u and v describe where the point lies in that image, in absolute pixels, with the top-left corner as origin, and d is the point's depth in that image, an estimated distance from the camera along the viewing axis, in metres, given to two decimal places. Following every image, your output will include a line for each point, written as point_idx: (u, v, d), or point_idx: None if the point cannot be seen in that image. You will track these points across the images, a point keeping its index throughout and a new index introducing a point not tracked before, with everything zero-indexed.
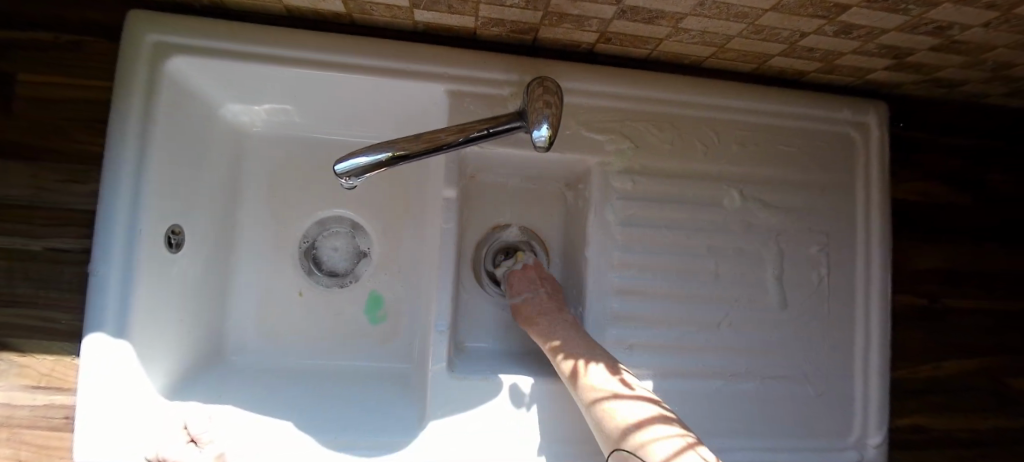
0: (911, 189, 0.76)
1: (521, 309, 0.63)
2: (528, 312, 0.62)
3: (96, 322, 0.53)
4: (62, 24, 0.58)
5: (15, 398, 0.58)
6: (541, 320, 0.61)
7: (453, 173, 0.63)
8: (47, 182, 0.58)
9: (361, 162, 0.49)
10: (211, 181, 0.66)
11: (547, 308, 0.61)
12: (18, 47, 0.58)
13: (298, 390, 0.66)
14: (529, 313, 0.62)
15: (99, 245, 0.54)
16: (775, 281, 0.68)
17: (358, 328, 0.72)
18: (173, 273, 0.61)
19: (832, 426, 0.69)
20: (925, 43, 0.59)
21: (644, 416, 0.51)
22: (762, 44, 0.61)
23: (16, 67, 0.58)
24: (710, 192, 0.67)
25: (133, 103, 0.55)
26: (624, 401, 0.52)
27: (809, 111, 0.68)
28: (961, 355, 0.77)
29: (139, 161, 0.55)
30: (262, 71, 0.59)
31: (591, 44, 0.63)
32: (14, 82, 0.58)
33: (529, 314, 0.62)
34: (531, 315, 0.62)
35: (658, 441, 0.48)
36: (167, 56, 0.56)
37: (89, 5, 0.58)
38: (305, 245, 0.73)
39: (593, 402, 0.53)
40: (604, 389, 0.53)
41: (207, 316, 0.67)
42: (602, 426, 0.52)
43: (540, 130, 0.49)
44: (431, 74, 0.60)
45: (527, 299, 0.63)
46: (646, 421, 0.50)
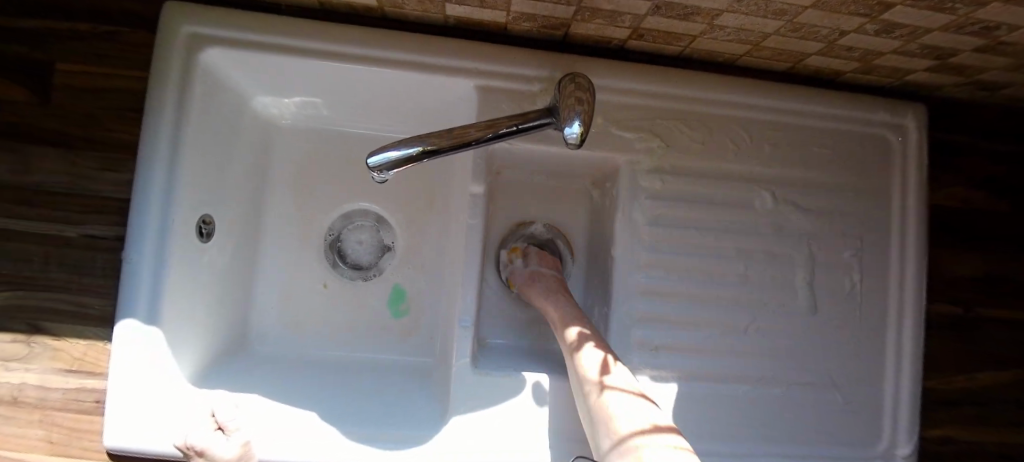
0: (947, 194, 0.74)
1: (526, 292, 0.63)
2: (533, 293, 0.62)
3: (129, 309, 0.54)
4: (101, 15, 0.59)
5: (49, 380, 0.59)
6: (545, 303, 0.60)
7: (480, 169, 0.63)
8: (83, 169, 0.59)
9: (393, 156, 0.48)
10: (241, 172, 0.67)
11: (553, 292, 0.61)
12: (59, 37, 0.59)
13: (321, 380, 0.67)
14: (535, 295, 0.62)
15: (133, 234, 0.55)
16: (806, 285, 0.67)
17: (381, 321, 0.72)
18: (203, 263, 0.61)
19: (860, 434, 0.67)
20: (970, 43, 0.57)
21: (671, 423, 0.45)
22: (799, 42, 0.59)
23: (56, 57, 0.59)
24: (740, 193, 0.66)
25: (168, 93, 0.56)
26: (641, 402, 0.48)
27: (845, 112, 0.67)
28: (996, 367, 0.74)
29: (171, 151, 0.56)
30: (293, 63, 0.59)
31: (622, 41, 0.62)
32: (54, 71, 0.59)
33: (534, 295, 0.62)
34: (535, 295, 0.62)
35: (659, 442, 0.42)
36: (202, 47, 0.57)
37: None
38: (330, 237, 0.73)
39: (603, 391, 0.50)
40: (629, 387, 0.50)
41: (235, 305, 0.68)
42: (602, 418, 0.48)
43: (572, 127, 0.48)
44: (461, 68, 0.60)
45: (532, 283, 0.63)
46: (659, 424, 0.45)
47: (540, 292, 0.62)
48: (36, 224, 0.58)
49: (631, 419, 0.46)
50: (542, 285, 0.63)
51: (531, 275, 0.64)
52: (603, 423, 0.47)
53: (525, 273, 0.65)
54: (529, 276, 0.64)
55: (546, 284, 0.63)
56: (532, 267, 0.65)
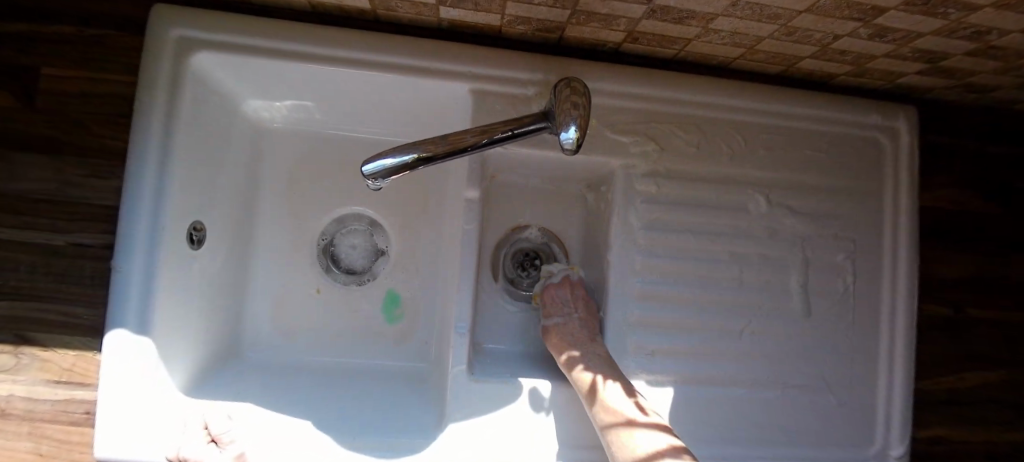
0: (937, 196, 0.75)
1: (553, 333, 0.62)
2: (559, 339, 0.61)
3: (120, 318, 0.53)
4: (88, 16, 0.57)
5: (38, 392, 0.58)
6: (571, 349, 0.59)
7: (475, 174, 0.62)
8: (72, 176, 0.58)
9: (388, 164, 0.48)
10: (231, 178, 0.66)
11: (579, 339, 0.60)
12: (43, 40, 0.58)
13: (315, 388, 0.66)
14: (560, 341, 0.61)
15: (123, 241, 0.54)
16: (800, 288, 0.67)
17: (376, 326, 0.72)
18: (194, 270, 0.60)
19: (854, 435, 0.68)
20: (961, 47, 0.58)
21: (657, 446, 0.49)
22: (793, 46, 0.59)
23: (40, 60, 0.58)
24: (734, 196, 0.66)
25: (156, 98, 0.55)
26: (632, 427, 0.52)
27: (837, 115, 0.67)
28: (985, 366, 0.75)
29: (161, 158, 0.55)
30: (286, 68, 0.58)
31: (616, 44, 0.62)
32: (38, 74, 0.58)
33: (560, 342, 0.61)
34: (561, 343, 0.61)
35: None
36: (193, 52, 0.56)
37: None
38: (323, 242, 0.73)
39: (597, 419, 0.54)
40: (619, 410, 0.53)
41: (226, 312, 0.67)
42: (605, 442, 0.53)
43: (567, 132, 0.48)
44: (455, 71, 0.59)
45: (558, 324, 0.62)
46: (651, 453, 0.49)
47: (565, 339, 0.60)
48: (23, 232, 0.57)
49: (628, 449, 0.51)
50: (568, 327, 0.61)
51: (555, 315, 0.63)
52: (609, 445, 0.53)
53: (548, 311, 0.63)
54: (553, 317, 0.63)
55: (572, 325, 0.61)
56: (556, 306, 0.63)
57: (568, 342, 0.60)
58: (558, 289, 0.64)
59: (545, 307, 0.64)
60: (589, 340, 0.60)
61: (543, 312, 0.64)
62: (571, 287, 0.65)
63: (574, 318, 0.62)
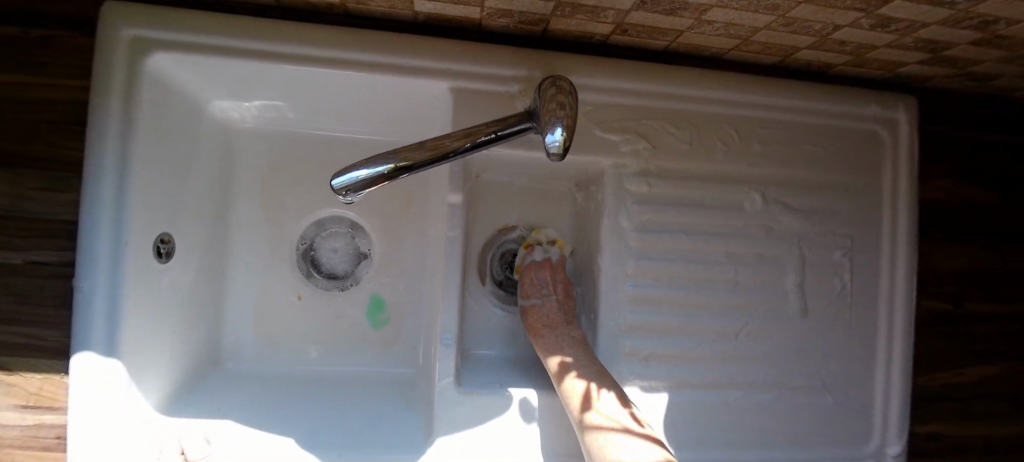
0: (936, 188, 0.73)
1: (529, 313, 0.63)
2: (535, 319, 0.62)
3: (85, 339, 0.50)
4: (40, 20, 0.55)
5: (6, 418, 0.56)
6: (547, 333, 0.60)
7: (458, 177, 0.59)
8: (27, 190, 0.56)
9: (362, 176, 0.44)
10: (200, 184, 0.62)
11: (555, 321, 0.61)
12: None
13: (297, 399, 0.64)
14: (536, 322, 0.62)
15: (84, 261, 0.50)
16: (797, 288, 0.66)
17: (360, 332, 0.70)
18: (163, 285, 0.58)
19: (849, 436, 0.67)
20: (966, 37, 0.55)
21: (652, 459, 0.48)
22: (790, 37, 0.56)
23: None
24: (729, 194, 0.64)
25: (112, 104, 0.51)
26: (628, 440, 0.50)
27: (836, 107, 0.64)
28: (981, 361, 0.75)
29: (121, 168, 0.51)
30: (254, 67, 0.54)
31: (604, 36, 0.58)
32: None
33: (536, 324, 0.62)
34: (537, 324, 0.62)
35: None
36: (148, 52, 0.52)
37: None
38: (303, 247, 0.70)
39: (591, 430, 0.52)
40: (613, 421, 0.52)
41: (203, 324, 0.65)
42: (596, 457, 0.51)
43: (553, 134, 0.44)
44: (434, 68, 0.56)
45: (535, 305, 0.62)
46: None
47: (541, 321, 0.61)
48: None
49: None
50: (545, 309, 0.62)
51: (533, 296, 0.63)
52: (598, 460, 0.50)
53: (526, 290, 0.63)
54: (531, 298, 0.63)
55: (550, 307, 0.62)
56: (534, 286, 0.63)
57: (542, 324, 0.61)
58: (538, 271, 0.64)
59: (523, 286, 0.64)
60: (564, 323, 0.61)
61: (521, 290, 0.64)
62: (552, 268, 0.64)
63: (552, 300, 0.62)
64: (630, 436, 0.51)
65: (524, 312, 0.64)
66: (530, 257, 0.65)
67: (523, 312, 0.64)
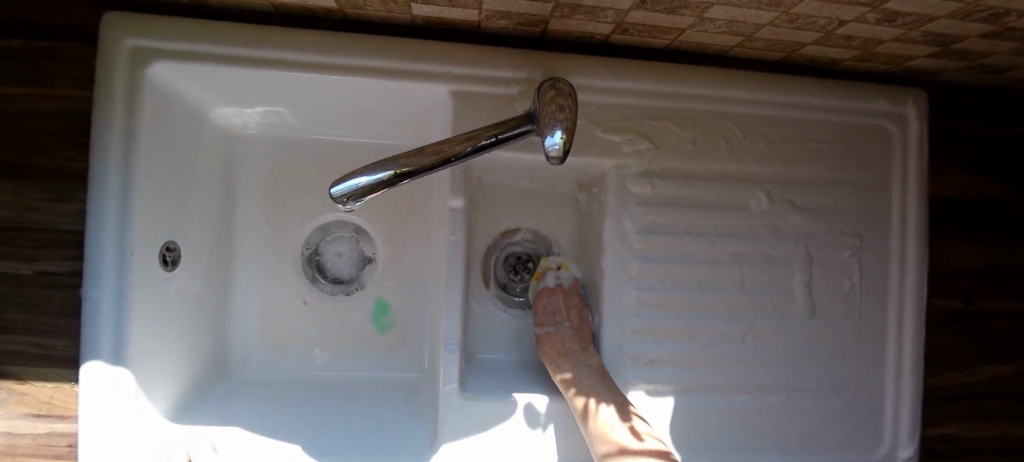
0: (946, 184, 0.72)
1: (543, 341, 0.63)
2: (549, 348, 0.62)
3: (94, 347, 0.51)
4: (49, 34, 0.57)
5: (18, 426, 0.59)
6: (562, 359, 0.60)
7: (459, 181, 0.59)
8: (33, 201, 0.57)
9: (362, 183, 0.44)
10: (204, 191, 0.63)
11: (570, 348, 0.60)
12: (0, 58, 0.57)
13: (304, 405, 0.65)
14: (551, 349, 0.61)
15: (91, 270, 0.51)
16: (804, 287, 0.65)
17: (366, 337, 0.70)
18: (169, 292, 0.58)
19: (860, 437, 0.66)
20: (976, 30, 0.53)
21: None
22: (795, 33, 0.55)
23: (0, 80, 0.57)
24: (734, 193, 0.63)
25: (116, 115, 0.52)
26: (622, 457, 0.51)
27: (843, 102, 0.63)
28: (995, 359, 0.74)
29: (125, 178, 0.52)
30: (254, 75, 0.55)
31: (604, 36, 0.58)
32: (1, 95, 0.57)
33: (551, 351, 0.61)
34: (552, 351, 0.61)
35: None
36: (149, 62, 0.52)
37: (71, 9, 0.57)
38: (308, 251, 0.70)
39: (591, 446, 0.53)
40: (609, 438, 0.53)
41: (210, 329, 0.66)
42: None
43: (553, 137, 0.44)
44: (433, 73, 0.55)
45: (549, 332, 0.63)
46: None
47: (556, 349, 0.61)
48: None
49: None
50: (559, 336, 0.61)
51: (546, 324, 0.63)
52: None
53: (540, 319, 0.64)
54: (546, 326, 0.63)
55: (563, 334, 0.62)
56: (548, 314, 0.64)
57: (558, 351, 0.60)
58: (551, 297, 0.64)
59: (538, 315, 0.65)
60: (580, 349, 0.60)
61: (535, 319, 0.65)
62: (564, 295, 0.65)
63: (566, 329, 0.62)
64: (626, 454, 0.51)
65: (539, 340, 0.64)
66: (543, 284, 0.66)
67: (539, 341, 0.64)
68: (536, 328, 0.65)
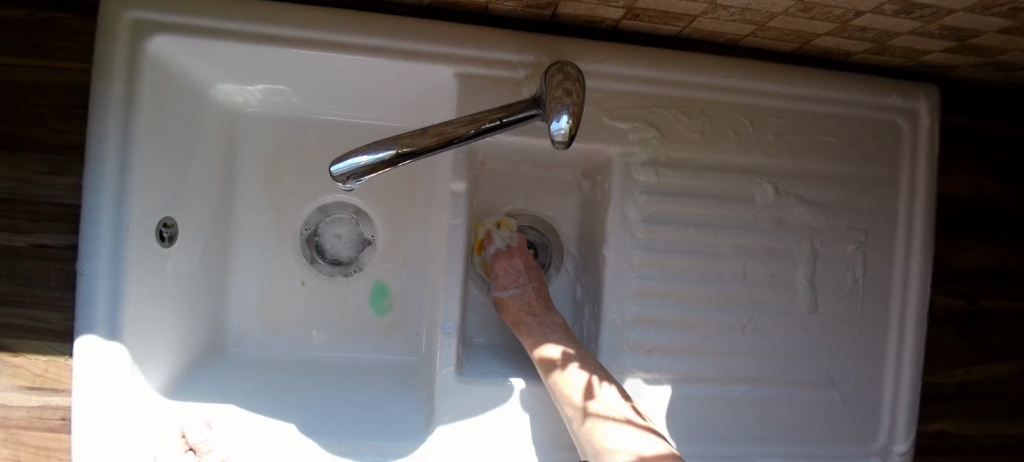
0: (954, 182, 0.71)
1: (507, 304, 0.62)
2: (514, 309, 0.61)
3: (89, 323, 0.51)
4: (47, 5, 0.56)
5: (12, 398, 0.59)
6: (530, 320, 0.60)
7: (462, 164, 0.58)
8: (31, 174, 0.57)
9: (362, 162, 0.43)
10: (202, 168, 0.62)
11: (535, 308, 0.61)
12: None
13: (302, 385, 0.64)
14: (516, 311, 0.61)
15: (85, 243, 0.50)
16: (808, 282, 0.64)
17: (363, 318, 0.69)
18: (166, 269, 0.58)
19: (856, 434, 0.66)
20: (994, 25, 0.52)
21: (655, 450, 0.49)
22: (809, 23, 0.54)
23: None
24: (741, 185, 0.62)
25: (114, 88, 0.50)
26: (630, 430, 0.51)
27: (855, 96, 0.62)
28: (996, 359, 0.74)
29: (123, 151, 0.51)
30: (255, 51, 0.54)
31: (615, 21, 0.57)
32: None
33: (516, 312, 0.61)
34: (517, 314, 0.61)
35: None
36: (150, 34, 0.51)
37: None
38: (307, 232, 0.69)
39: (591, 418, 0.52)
40: (616, 412, 0.52)
41: (207, 307, 0.65)
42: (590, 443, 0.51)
43: (559, 121, 0.42)
44: (438, 54, 0.54)
45: (512, 295, 0.62)
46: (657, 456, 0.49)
47: (521, 310, 0.61)
48: None
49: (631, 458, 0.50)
50: (523, 298, 0.61)
51: (510, 287, 0.62)
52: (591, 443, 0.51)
53: (501, 282, 0.62)
54: (508, 289, 0.62)
55: (527, 295, 0.61)
56: (510, 277, 0.62)
57: (524, 312, 0.61)
58: (511, 260, 0.63)
59: (497, 278, 0.63)
60: (545, 309, 0.61)
61: (495, 282, 0.63)
62: (519, 256, 0.64)
63: (529, 289, 0.62)
64: (631, 427, 0.51)
65: (499, 302, 0.63)
66: (494, 246, 0.64)
67: (499, 304, 0.63)
68: (494, 290, 0.63)
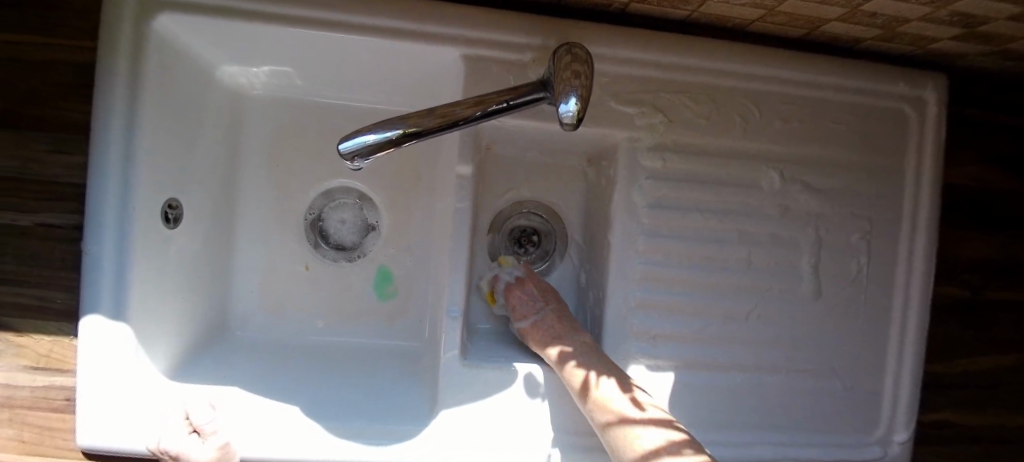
0: (959, 172, 0.71)
1: (530, 332, 0.59)
2: (538, 337, 0.58)
3: (94, 302, 0.51)
4: None
5: (16, 378, 0.59)
6: (556, 341, 0.57)
7: (468, 147, 0.58)
8: (34, 152, 0.57)
9: (370, 141, 0.43)
10: (207, 150, 0.61)
11: (560, 329, 0.58)
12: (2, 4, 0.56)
13: (305, 369, 0.64)
14: (542, 337, 0.58)
15: (91, 222, 0.50)
16: (812, 269, 0.64)
17: (367, 304, 0.69)
18: (171, 252, 0.58)
19: (856, 423, 0.67)
20: (1005, 11, 0.52)
21: (654, 445, 0.49)
22: (818, 7, 0.53)
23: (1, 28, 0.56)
24: (748, 172, 0.62)
25: (120, 68, 0.50)
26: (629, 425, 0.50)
27: (863, 83, 0.62)
28: (998, 350, 0.74)
29: (127, 132, 0.51)
30: (261, 30, 0.53)
31: (623, 4, 0.56)
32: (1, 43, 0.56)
33: (541, 339, 0.58)
34: (543, 339, 0.58)
35: None
36: (155, 13, 0.50)
37: None
38: (310, 217, 0.69)
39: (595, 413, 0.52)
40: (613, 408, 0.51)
41: (211, 290, 0.65)
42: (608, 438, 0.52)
43: (567, 104, 0.41)
44: (446, 35, 0.54)
45: (534, 323, 0.59)
46: (656, 451, 0.48)
47: (546, 335, 0.58)
48: None
49: (627, 446, 0.50)
50: (546, 322, 0.59)
51: (529, 315, 0.60)
52: (607, 437, 0.52)
53: (519, 312, 0.60)
54: (528, 317, 0.60)
55: (548, 319, 0.59)
56: (526, 305, 0.60)
57: (551, 336, 0.58)
58: (523, 289, 0.61)
59: (514, 310, 0.61)
60: (569, 328, 0.58)
61: (513, 315, 0.61)
62: (531, 283, 0.62)
63: (549, 313, 0.60)
64: (629, 423, 0.51)
65: (523, 334, 0.60)
66: (503, 282, 0.63)
67: (523, 336, 0.60)
68: (515, 323, 0.61)
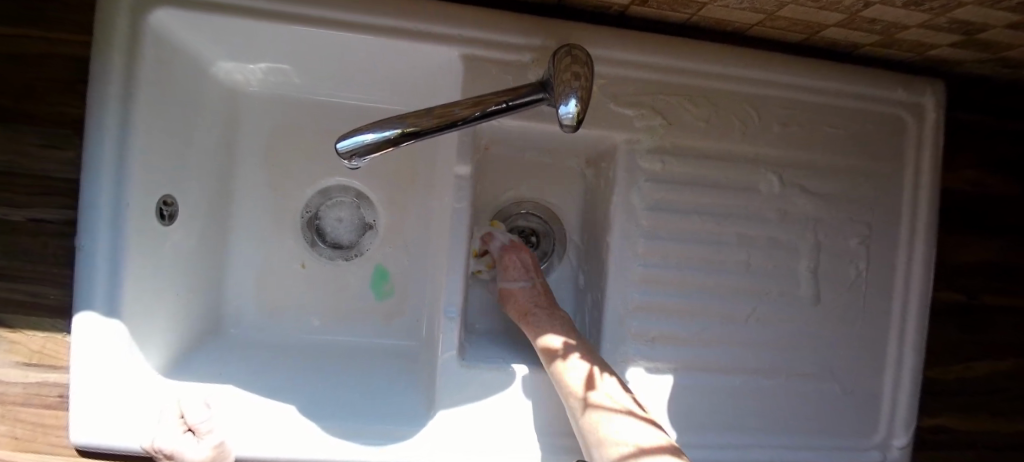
0: (957, 178, 0.71)
1: (513, 295, 0.61)
2: (521, 301, 0.60)
3: (88, 298, 0.51)
4: None
5: (9, 374, 0.58)
6: (538, 314, 0.59)
7: (467, 147, 0.58)
8: (29, 147, 0.56)
9: (368, 140, 0.43)
10: (203, 146, 0.61)
11: (542, 302, 0.60)
12: None
13: (300, 368, 0.64)
14: (523, 304, 0.60)
15: (85, 218, 0.50)
16: (810, 273, 0.65)
17: (363, 302, 0.69)
18: (166, 249, 0.57)
19: (852, 427, 0.67)
20: (1003, 19, 0.52)
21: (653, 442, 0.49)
22: (818, 13, 0.53)
23: None
24: (746, 175, 0.62)
25: (115, 63, 0.50)
26: (630, 421, 0.51)
27: (862, 88, 0.62)
28: (993, 355, 0.74)
29: (122, 127, 0.50)
30: (258, 27, 0.53)
31: (623, 6, 0.56)
32: None
33: (523, 305, 0.60)
34: (525, 306, 0.60)
35: None
36: (152, 9, 0.50)
37: None
38: (308, 215, 0.69)
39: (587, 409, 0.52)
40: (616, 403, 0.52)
41: (206, 287, 0.65)
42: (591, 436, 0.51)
43: (567, 105, 0.41)
44: (446, 35, 0.54)
45: (521, 288, 0.61)
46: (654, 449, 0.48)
47: (529, 302, 0.60)
48: None
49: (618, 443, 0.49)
50: (531, 291, 0.61)
51: (518, 279, 0.61)
52: (592, 436, 0.51)
53: (511, 273, 0.61)
54: (517, 281, 0.61)
55: (534, 289, 0.61)
56: (518, 270, 0.62)
57: (531, 304, 0.60)
58: (518, 253, 0.62)
59: (504, 270, 0.62)
60: (549, 304, 0.61)
61: (502, 273, 0.62)
62: (525, 250, 0.64)
63: (537, 283, 0.62)
64: (631, 418, 0.51)
65: (504, 294, 0.62)
66: (497, 243, 0.64)
67: (504, 296, 0.62)
68: (500, 282, 0.62)
